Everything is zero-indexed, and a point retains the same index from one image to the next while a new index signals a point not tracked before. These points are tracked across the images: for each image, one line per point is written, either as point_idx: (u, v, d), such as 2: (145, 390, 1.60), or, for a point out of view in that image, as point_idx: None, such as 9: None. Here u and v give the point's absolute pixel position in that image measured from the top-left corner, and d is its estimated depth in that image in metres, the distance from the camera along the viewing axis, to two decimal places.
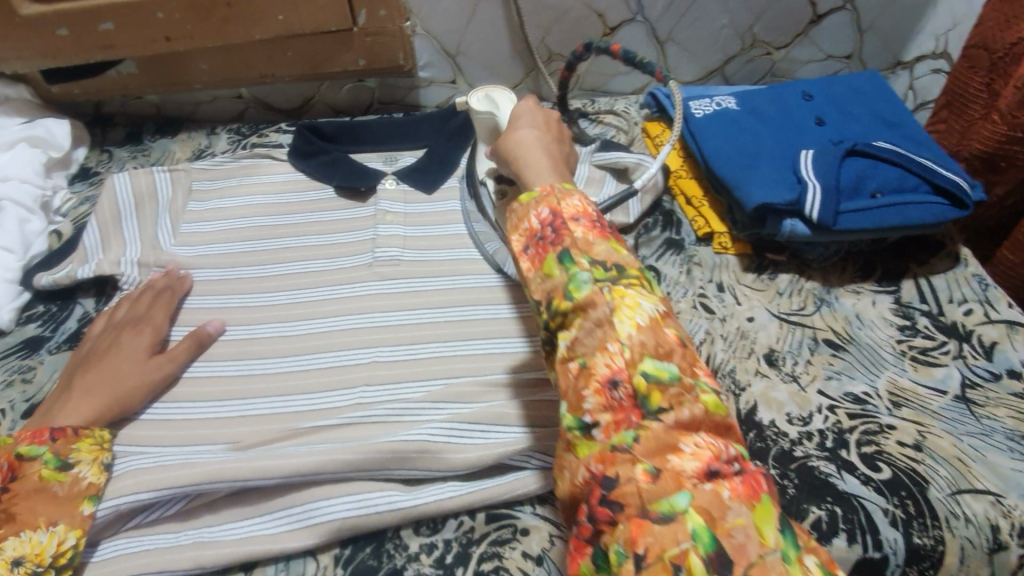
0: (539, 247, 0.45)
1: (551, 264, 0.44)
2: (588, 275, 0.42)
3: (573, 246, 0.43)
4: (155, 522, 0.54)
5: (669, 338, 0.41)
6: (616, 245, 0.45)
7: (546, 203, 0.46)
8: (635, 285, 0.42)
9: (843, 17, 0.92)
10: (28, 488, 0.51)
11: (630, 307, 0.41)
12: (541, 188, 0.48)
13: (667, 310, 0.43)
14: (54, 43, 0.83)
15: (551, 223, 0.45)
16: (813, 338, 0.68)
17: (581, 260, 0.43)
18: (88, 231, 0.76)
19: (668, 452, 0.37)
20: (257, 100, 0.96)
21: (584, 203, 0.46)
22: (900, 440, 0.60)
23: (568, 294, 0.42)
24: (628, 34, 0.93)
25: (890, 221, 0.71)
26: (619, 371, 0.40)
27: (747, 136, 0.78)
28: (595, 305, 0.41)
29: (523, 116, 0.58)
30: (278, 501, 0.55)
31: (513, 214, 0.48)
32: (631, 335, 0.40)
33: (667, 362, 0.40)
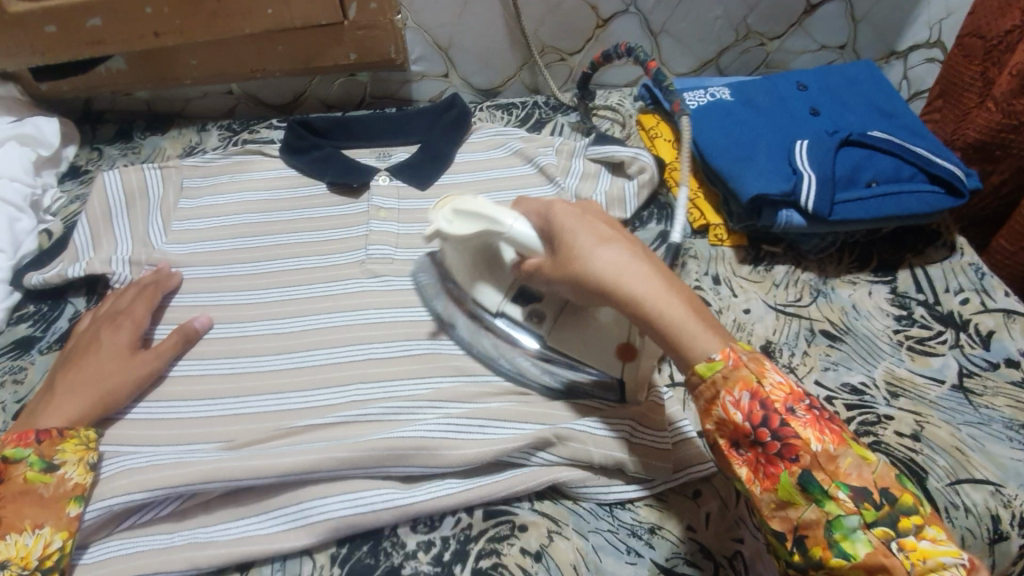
0: (765, 462, 0.43)
1: (791, 489, 0.42)
2: (858, 519, 0.40)
3: (816, 467, 0.41)
4: (147, 523, 0.54)
5: None
6: (861, 452, 0.42)
7: (745, 386, 0.43)
8: (921, 528, 0.40)
9: (837, 6, 0.92)
10: (15, 491, 0.51)
11: (930, 569, 0.39)
12: (727, 358, 0.44)
13: (966, 557, 0.39)
14: (42, 40, 0.82)
15: (772, 428, 0.42)
16: (809, 330, 0.68)
17: (838, 493, 0.40)
18: (78, 229, 0.75)
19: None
20: (248, 96, 0.95)
21: (790, 383, 0.44)
22: (898, 430, 0.60)
23: (838, 544, 0.40)
24: (620, 26, 0.92)
25: (885, 211, 0.70)
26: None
27: (742, 127, 0.78)
28: (884, 565, 0.39)
29: (586, 229, 0.51)
30: (273, 500, 0.54)
31: (704, 399, 0.45)
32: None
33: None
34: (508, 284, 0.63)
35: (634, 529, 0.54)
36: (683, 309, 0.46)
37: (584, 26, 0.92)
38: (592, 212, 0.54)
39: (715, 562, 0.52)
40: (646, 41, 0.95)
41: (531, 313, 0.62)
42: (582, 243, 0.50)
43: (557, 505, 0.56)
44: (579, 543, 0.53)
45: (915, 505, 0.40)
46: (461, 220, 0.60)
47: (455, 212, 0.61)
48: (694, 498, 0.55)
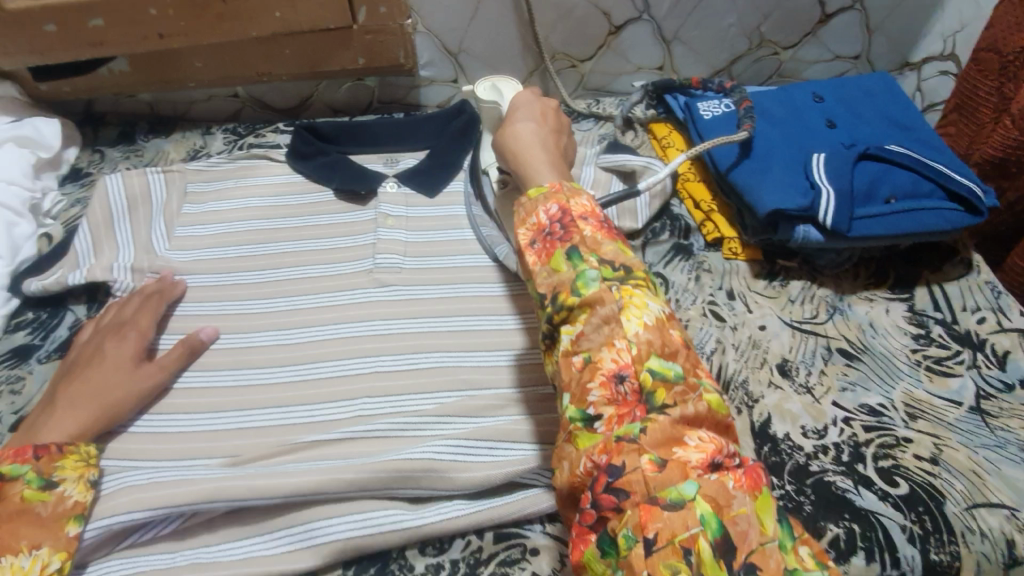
0: (546, 242, 0.47)
1: (558, 259, 0.46)
2: (596, 273, 0.44)
3: (583, 245, 0.46)
4: (148, 542, 0.52)
5: (673, 340, 0.43)
6: (624, 246, 0.47)
7: (554, 199, 0.49)
8: (641, 286, 0.44)
9: (852, 16, 0.90)
10: (9, 510, 0.48)
11: (638, 306, 0.43)
12: (551, 185, 0.50)
13: (670, 311, 0.45)
14: (44, 40, 0.80)
15: (559, 220, 0.47)
16: (826, 348, 0.67)
17: (589, 258, 0.45)
18: (79, 234, 0.74)
19: (671, 445, 0.39)
20: (253, 99, 0.94)
21: (591, 203, 0.49)
22: (917, 454, 0.58)
23: (577, 290, 0.44)
24: (632, 33, 0.91)
25: (905, 227, 0.69)
26: (625, 367, 0.42)
27: (758, 139, 0.76)
28: (603, 302, 0.43)
29: (523, 108, 0.60)
30: (277, 520, 0.53)
31: (521, 208, 0.50)
32: (638, 333, 0.42)
33: (674, 362, 0.42)
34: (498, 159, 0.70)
35: None
36: (542, 161, 0.54)
37: (596, 33, 0.90)
38: (545, 104, 0.62)
39: None
40: (658, 49, 0.93)
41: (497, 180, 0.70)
42: (510, 117, 0.59)
43: None
44: None
45: (643, 275, 0.46)
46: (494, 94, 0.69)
47: (494, 86, 0.69)
48: None
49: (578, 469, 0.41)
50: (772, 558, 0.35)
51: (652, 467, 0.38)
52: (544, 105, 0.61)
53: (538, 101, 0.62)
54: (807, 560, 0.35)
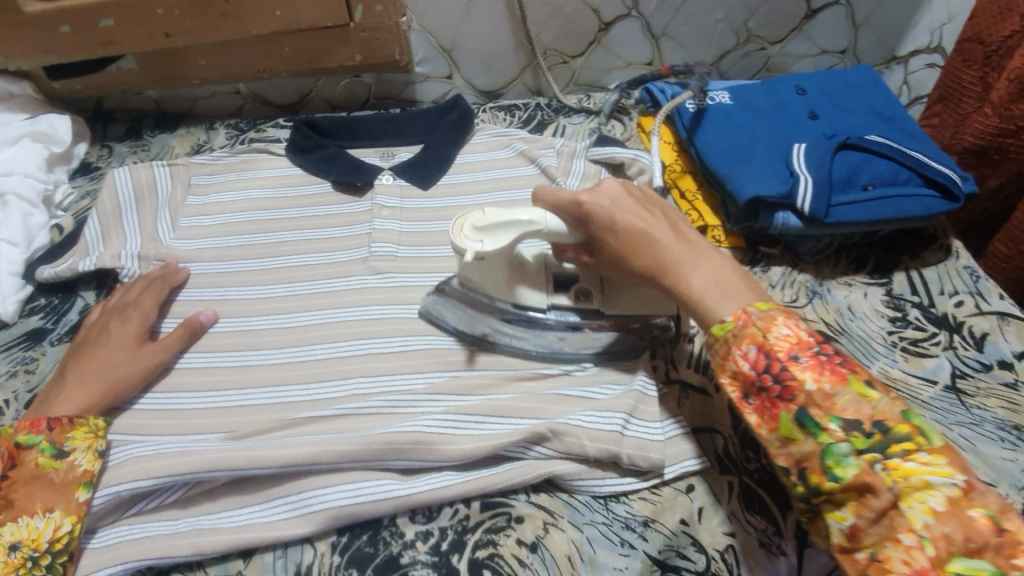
0: (768, 403, 0.46)
1: (791, 427, 0.45)
2: (849, 447, 0.42)
3: (814, 404, 0.44)
4: (153, 510, 0.55)
5: (978, 525, 0.38)
6: (864, 391, 0.44)
7: (750, 338, 0.48)
8: (914, 454, 0.41)
9: (838, 11, 0.92)
10: (27, 475, 0.52)
11: (919, 489, 0.40)
12: (736, 317, 0.49)
13: (969, 481, 0.40)
14: (56, 40, 0.84)
15: (775, 376, 0.46)
16: None
17: (831, 425, 0.43)
18: (89, 224, 0.77)
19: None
20: (255, 96, 0.97)
21: (794, 331, 0.47)
22: None
23: (829, 470, 0.43)
24: (622, 30, 0.94)
25: (882, 214, 0.71)
26: (921, 569, 0.39)
27: (741, 131, 0.79)
28: (872, 490, 0.41)
29: (624, 222, 0.55)
30: (275, 489, 0.55)
31: (715, 356, 0.50)
32: (927, 524, 0.39)
33: (984, 556, 0.38)
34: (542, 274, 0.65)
35: (628, 522, 0.55)
36: (705, 283, 0.53)
37: (587, 29, 0.93)
38: (625, 201, 0.57)
39: (707, 554, 0.52)
40: (648, 45, 0.96)
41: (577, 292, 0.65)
42: (626, 245, 0.55)
43: (552, 497, 0.57)
44: (573, 535, 0.54)
45: (912, 435, 0.42)
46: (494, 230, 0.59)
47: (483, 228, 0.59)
48: (687, 492, 0.56)
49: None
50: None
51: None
52: (632, 198, 0.58)
53: (625, 198, 0.57)
54: None
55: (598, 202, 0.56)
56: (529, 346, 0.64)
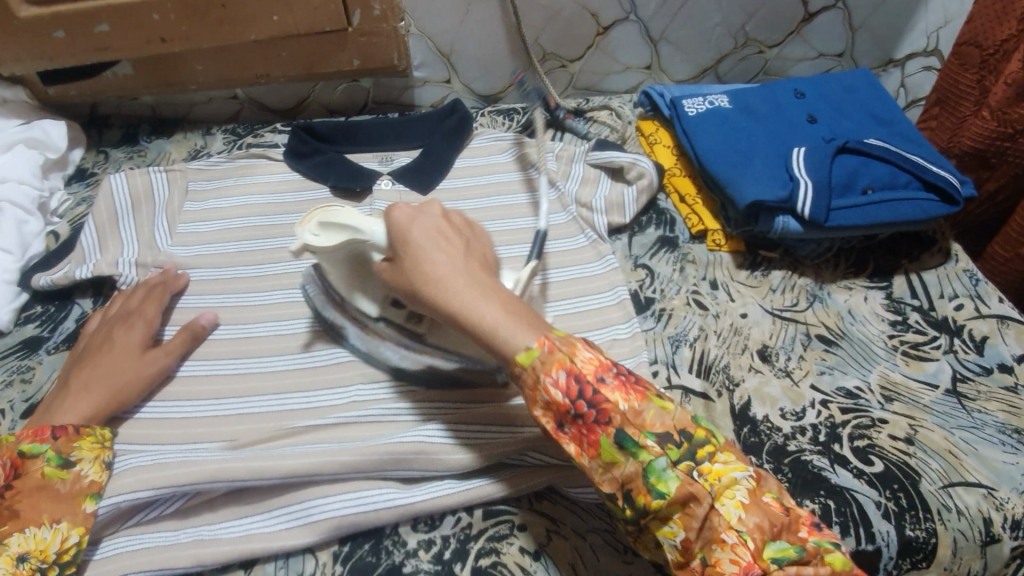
0: (585, 431, 0.44)
1: (611, 451, 0.43)
2: (666, 459, 0.42)
3: (628, 423, 0.43)
4: (154, 520, 0.54)
5: (775, 509, 0.42)
6: (664, 403, 0.44)
7: (558, 365, 0.44)
8: (717, 456, 0.44)
9: (834, 15, 0.93)
10: (33, 485, 0.51)
11: (728, 487, 0.42)
12: (541, 344, 0.45)
13: (756, 472, 0.44)
14: (51, 45, 0.83)
15: (588, 400, 0.44)
16: (806, 334, 0.69)
17: (646, 442, 0.43)
18: (86, 232, 0.77)
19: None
20: (252, 101, 0.96)
21: (596, 355, 0.45)
22: (892, 434, 0.61)
23: (655, 489, 0.42)
24: (620, 34, 0.94)
25: (881, 218, 0.71)
26: (748, 566, 0.40)
27: (740, 135, 0.79)
28: (694, 497, 0.42)
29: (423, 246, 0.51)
30: (277, 499, 0.55)
31: (523, 388, 0.46)
32: (743, 519, 0.41)
33: (784, 536, 0.41)
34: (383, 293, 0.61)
35: None
36: (496, 313, 0.47)
37: (585, 33, 0.93)
38: (428, 224, 0.53)
39: None
40: (646, 49, 0.96)
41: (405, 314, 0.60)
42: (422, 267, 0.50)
43: (556, 505, 0.56)
44: (576, 543, 0.54)
45: (708, 438, 0.44)
46: (329, 232, 0.59)
47: (321, 227, 0.59)
48: None
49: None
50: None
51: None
52: (444, 222, 0.53)
53: (437, 221, 0.54)
54: None
55: (414, 221, 0.53)
56: (363, 348, 0.63)
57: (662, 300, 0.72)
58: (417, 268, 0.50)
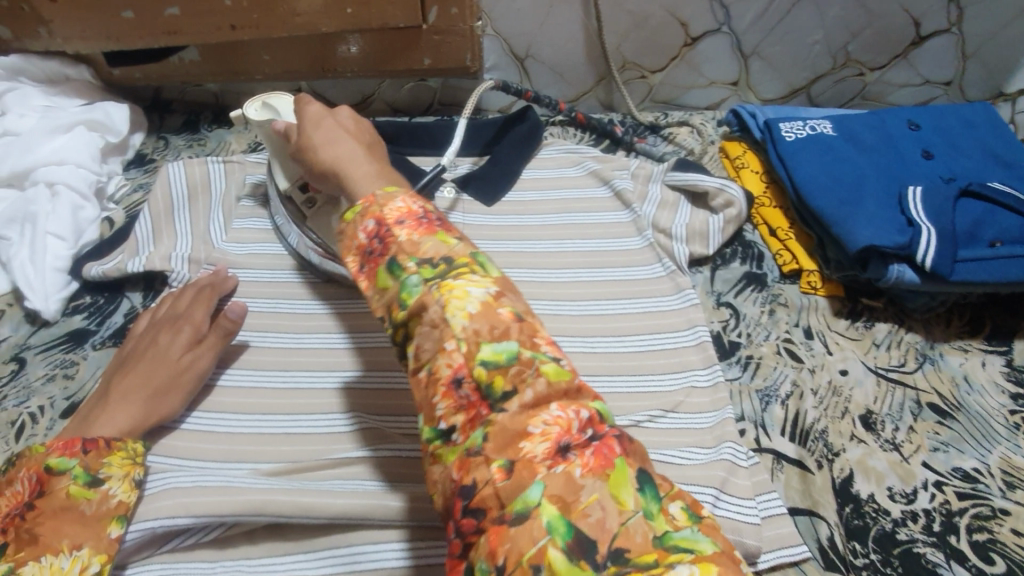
0: (369, 262, 0.40)
1: (382, 275, 0.39)
2: (417, 277, 0.38)
3: (400, 251, 0.39)
4: (190, 548, 0.50)
5: (504, 318, 0.36)
6: (444, 236, 0.40)
7: (370, 213, 0.42)
8: (464, 274, 0.38)
9: (947, 40, 0.83)
10: (55, 506, 0.45)
11: (459, 297, 0.36)
12: (363, 200, 0.44)
13: (505, 287, 0.39)
14: (119, 26, 0.81)
15: (377, 235, 0.41)
16: (915, 401, 0.61)
17: (407, 263, 0.39)
18: (141, 221, 0.74)
19: (516, 443, 0.32)
20: (315, 94, 0.93)
21: (408, 203, 0.43)
22: (1016, 529, 0.52)
23: (401, 304, 0.37)
24: (709, 46, 0.86)
25: (1012, 274, 0.62)
26: (459, 367, 0.35)
27: (846, 167, 0.71)
28: (426, 307, 0.36)
29: (329, 123, 0.53)
30: (321, 539, 0.50)
31: (341, 234, 0.43)
32: (463, 326, 0.35)
33: (509, 339, 0.35)
34: (295, 176, 0.68)
35: None
36: (372, 171, 0.48)
37: (671, 43, 0.86)
38: (338, 116, 0.55)
39: None
40: (735, 64, 0.89)
41: (304, 199, 0.69)
42: (318, 141, 0.52)
43: None
44: None
45: (469, 263, 0.39)
46: (265, 112, 0.66)
47: (266, 105, 0.66)
48: None
49: (438, 493, 0.35)
50: (638, 535, 0.30)
51: (500, 476, 0.32)
52: (340, 121, 0.54)
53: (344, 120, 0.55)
54: (677, 515, 0.31)
55: (319, 114, 0.55)
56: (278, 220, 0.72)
57: (749, 347, 0.65)
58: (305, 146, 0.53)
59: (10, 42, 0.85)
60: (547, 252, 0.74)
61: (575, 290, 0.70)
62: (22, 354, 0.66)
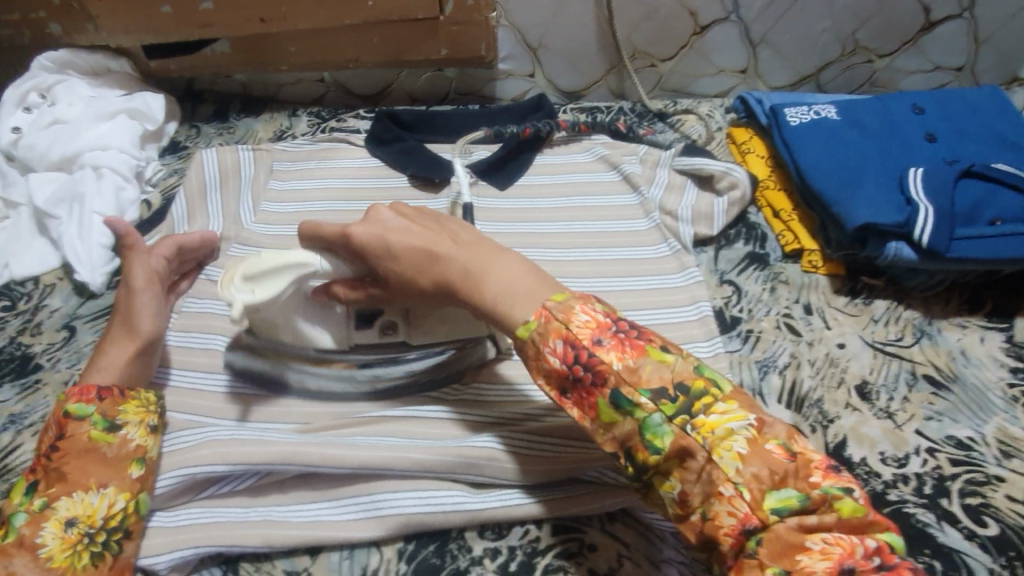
0: (584, 394, 0.44)
1: (607, 411, 0.43)
2: (661, 416, 0.41)
3: (622, 384, 0.42)
4: (226, 495, 0.55)
5: (777, 457, 0.39)
6: (661, 357, 0.43)
7: (555, 333, 0.44)
8: (714, 407, 0.41)
9: (960, 25, 0.85)
10: (79, 448, 0.51)
11: (724, 440, 0.40)
12: (536, 316, 0.45)
13: (761, 420, 0.41)
14: (159, 20, 0.87)
15: (584, 364, 0.44)
16: (911, 373, 0.63)
17: (640, 400, 0.42)
18: (176, 203, 0.79)
19: (794, 553, 0.38)
20: (338, 85, 0.97)
21: (597, 318, 0.44)
22: (1010, 495, 0.54)
23: (652, 444, 0.42)
24: (717, 35, 0.89)
25: (1013, 252, 0.64)
26: (743, 513, 0.39)
27: (848, 150, 0.73)
28: (688, 451, 0.41)
29: (410, 233, 0.53)
30: (345, 489, 0.54)
31: (530, 360, 0.46)
32: (740, 471, 0.39)
33: (788, 484, 0.39)
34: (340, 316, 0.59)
35: None
36: (499, 288, 0.48)
37: (680, 33, 0.89)
38: (406, 214, 0.55)
39: None
40: (744, 52, 0.91)
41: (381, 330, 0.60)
42: (414, 259, 0.52)
43: (630, 528, 0.53)
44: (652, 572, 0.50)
45: (709, 390, 0.42)
46: (266, 287, 0.53)
47: (250, 279, 0.53)
48: None
49: None
50: None
51: None
52: (411, 222, 0.54)
53: (397, 222, 0.54)
54: None
55: (371, 231, 0.53)
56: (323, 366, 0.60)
57: (749, 321, 0.68)
58: (400, 280, 0.53)
59: (63, 38, 0.92)
60: (558, 233, 0.77)
61: (583, 268, 0.73)
62: (73, 322, 0.71)
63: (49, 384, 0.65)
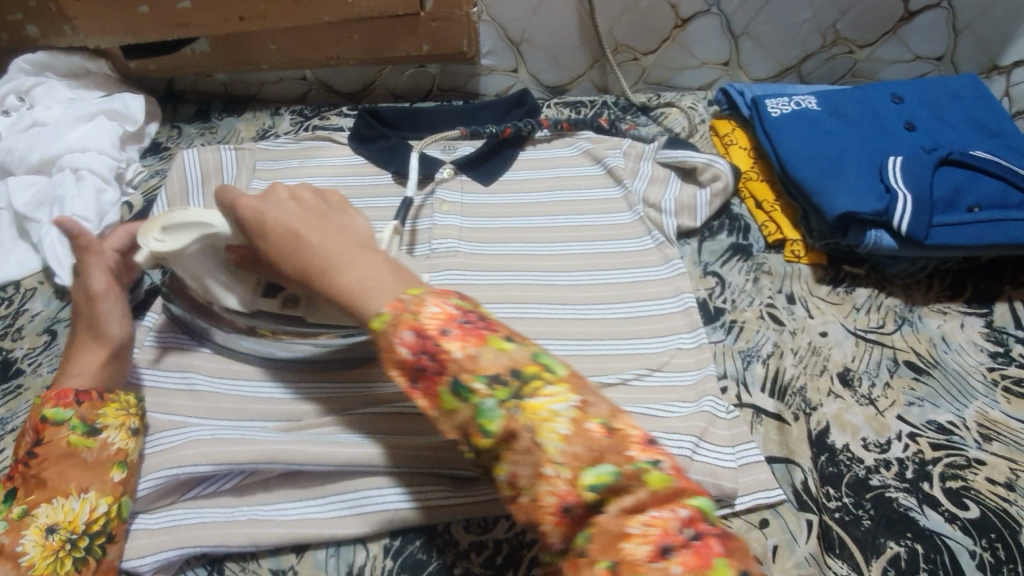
0: (425, 381, 0.37)
1: (448, 399, 0.36)
2: (491, 399, 0.35)
3: (462, 371, 0.36)
4: (211, 495, 0.55)
5: (596, 433, 0.33)
6: (501, 343, 0.36)
7: (405, 324, 0.37)
8: (545, 388, 0.35)
9: (936, 16, 0.84)
10: (58, 453, 0.50)
11: (547, 420, 0.34)
12: (389, 304, 0.39)
13: (588, 393, 0.35)
14: (135, 20, 0.86)
15: (421, 347, 0.37)
16: (892, 359, 0.63)
17: (476, 386, 0.35)
18: (157, 204, 0.79)
19: (618, 542, 0.31)
20: (320, 82, 0.97)
21: (444, 305, 0.38)
22: (990, 477, 0.55)
23: (484, 431, 0.35)
24: (698, 27, 0.89)
25: (989, 238, 0.64)
26: (565, 495, 0.33)
27: (829, 140, 0.74)
28: (515, 435, 0.34)
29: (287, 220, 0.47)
30: (331, 486, 0.54)
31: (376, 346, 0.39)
32: (561, 451, 0.33)
33: (605, 460, 0.32)
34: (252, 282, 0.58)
35: None
36: (364, 275, 0.41)
37: (662, 25, 0.89)
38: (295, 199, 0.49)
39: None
40: (726, 43, 0.91)
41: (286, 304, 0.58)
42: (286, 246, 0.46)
43: None
44: None
45: (542, 372, 0.35)
46: (173, 237, 0.53)
47: (166, 228, 0.54)
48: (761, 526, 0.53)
49: None
50: None
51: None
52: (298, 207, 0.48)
53: (288, 202, 0.49)
54: None
55: (255, 209, 0.48)
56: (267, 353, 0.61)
57: (733, 311, 0.68)
58: (267, 259, 0.47)
59: (39, 40, 0.91)
60: (543, 227, 0.77)
61: (568, 262, 0.73)
62: (54, 326, 0.71)
63: (30, 389, 0.65)
